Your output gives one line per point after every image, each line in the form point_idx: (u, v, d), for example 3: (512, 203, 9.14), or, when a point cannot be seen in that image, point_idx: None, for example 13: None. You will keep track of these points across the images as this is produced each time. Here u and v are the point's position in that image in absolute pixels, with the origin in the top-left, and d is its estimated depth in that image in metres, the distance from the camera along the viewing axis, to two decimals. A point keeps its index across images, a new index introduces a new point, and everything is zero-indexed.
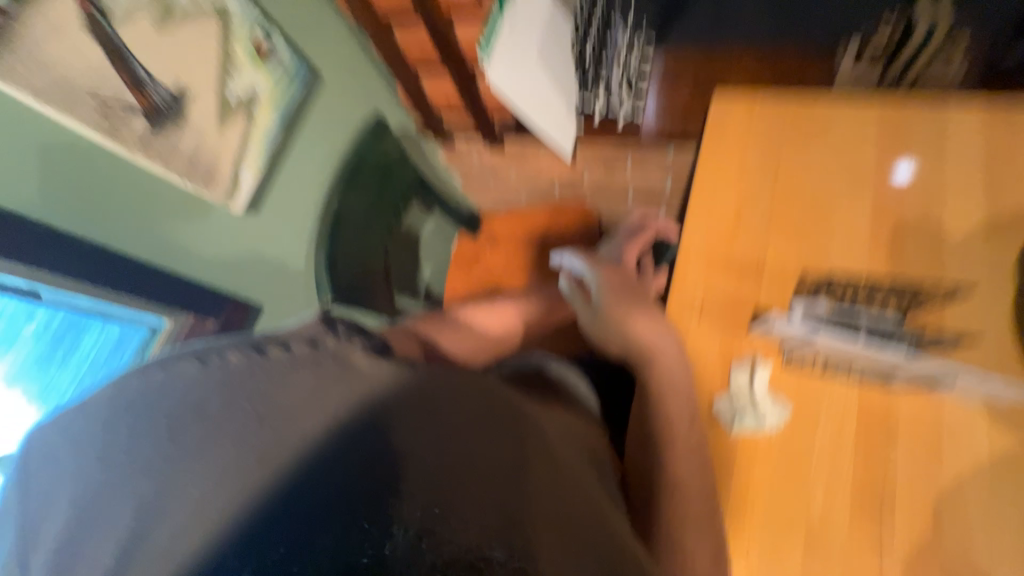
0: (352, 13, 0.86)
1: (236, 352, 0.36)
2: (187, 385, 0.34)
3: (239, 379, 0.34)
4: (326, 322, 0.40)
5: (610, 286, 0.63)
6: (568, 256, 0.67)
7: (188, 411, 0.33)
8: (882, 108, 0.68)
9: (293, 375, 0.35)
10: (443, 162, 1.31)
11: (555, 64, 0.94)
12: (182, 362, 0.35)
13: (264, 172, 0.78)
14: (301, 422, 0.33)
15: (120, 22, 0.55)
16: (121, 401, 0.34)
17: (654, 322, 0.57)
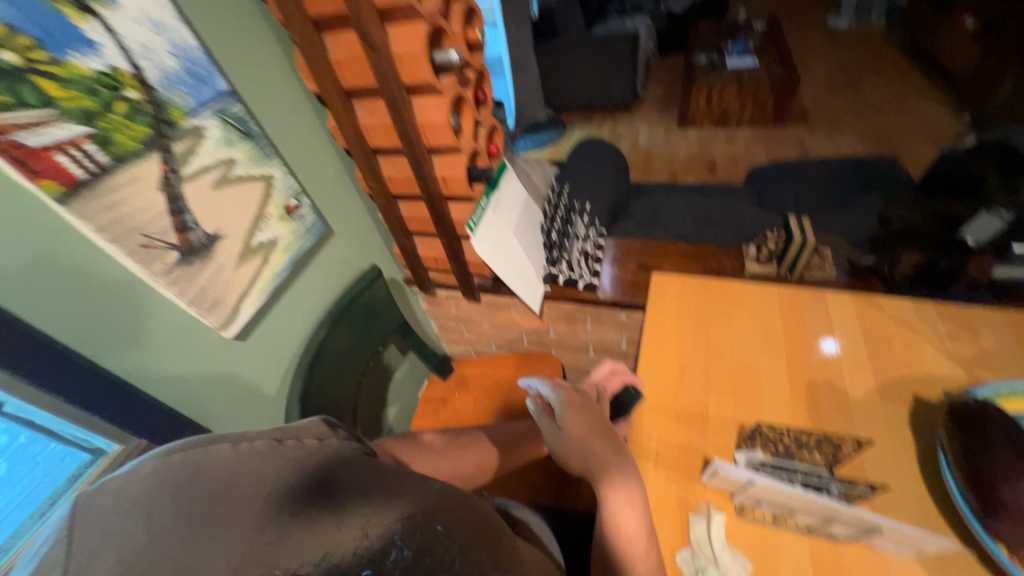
0: (369, 190, 1.07)
1: (262, 439, 0.43)
2: (223, 460, 0.40)
3: (265, 456, 0.41)
4: (327, 423, 0.48)
5: (576, 404, 0.61)
6: (533, 378, 0.64)
7: (225, 479, 0.38)
8: (779, 295, 0.88)
9: (310, 449, 0.43)
10: (422, 310, 1.48)
11: (526, 241, 1.20)
12: (216, 443, 0.41)
13: (263, 305, 0.86)
14: (318, 491, 0.40)
15: (187, 183, 0.69)
16: (152, 472, 0.38)
17: (610, 444, 0.58)
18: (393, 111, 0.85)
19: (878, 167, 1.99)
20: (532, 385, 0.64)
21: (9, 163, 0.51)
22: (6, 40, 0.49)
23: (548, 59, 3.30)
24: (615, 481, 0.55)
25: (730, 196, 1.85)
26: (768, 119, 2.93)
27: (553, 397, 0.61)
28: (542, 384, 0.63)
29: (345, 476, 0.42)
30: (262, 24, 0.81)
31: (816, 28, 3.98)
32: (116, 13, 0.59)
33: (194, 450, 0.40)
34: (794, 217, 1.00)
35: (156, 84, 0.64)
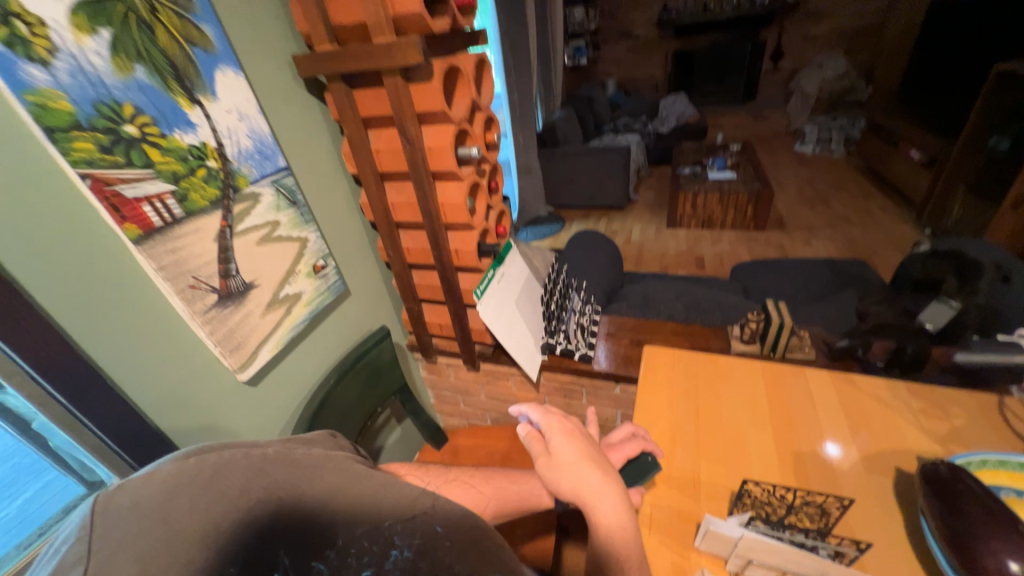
0: (387, 259, 1.19)
1: (263, 448, 0.53)
2: (234, 464, 0.50)
3: (260, 464, 0.51)
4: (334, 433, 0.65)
5: (566, 431, 0.63)
6: (525, 404, 0.67)
7: (236, 481, 0.49)
8: (763, 369, 0.95)
9: (312, 455, 0.54)
10: (421, 377, 1.53)
11: (526, 312, 1.29)
12: (228, 449, 0.51)
13: (278, 353, 0.92)
14: (307, 490, 0.52)
15: (238, 238, 0.80)
16: (173, 475, 0.47)
17: (599, 471, 0.58)
18: (419, 192, 1.00)
19: (851, 269, 2.16)
20: (524, 412, 0.67)
21: (106, 209, 0.61)
22: (133, 117, 0.63)
23: (551, 164, 3.73)
24: (607, 517, 0.55)
25: (717, 287, 1.99)
26: (749, 224, 3.22)
27: (543, 422, 0.64)
28: (533, 410, 0.66)
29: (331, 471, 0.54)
30: (320, 120, 0.99)
31: (786, 153, 4.55)
32: (215, 105, 0.75)
33: (208, 455, 0.50)
34: (771, 300, 1.13)
35: (232, 157, 0.78)
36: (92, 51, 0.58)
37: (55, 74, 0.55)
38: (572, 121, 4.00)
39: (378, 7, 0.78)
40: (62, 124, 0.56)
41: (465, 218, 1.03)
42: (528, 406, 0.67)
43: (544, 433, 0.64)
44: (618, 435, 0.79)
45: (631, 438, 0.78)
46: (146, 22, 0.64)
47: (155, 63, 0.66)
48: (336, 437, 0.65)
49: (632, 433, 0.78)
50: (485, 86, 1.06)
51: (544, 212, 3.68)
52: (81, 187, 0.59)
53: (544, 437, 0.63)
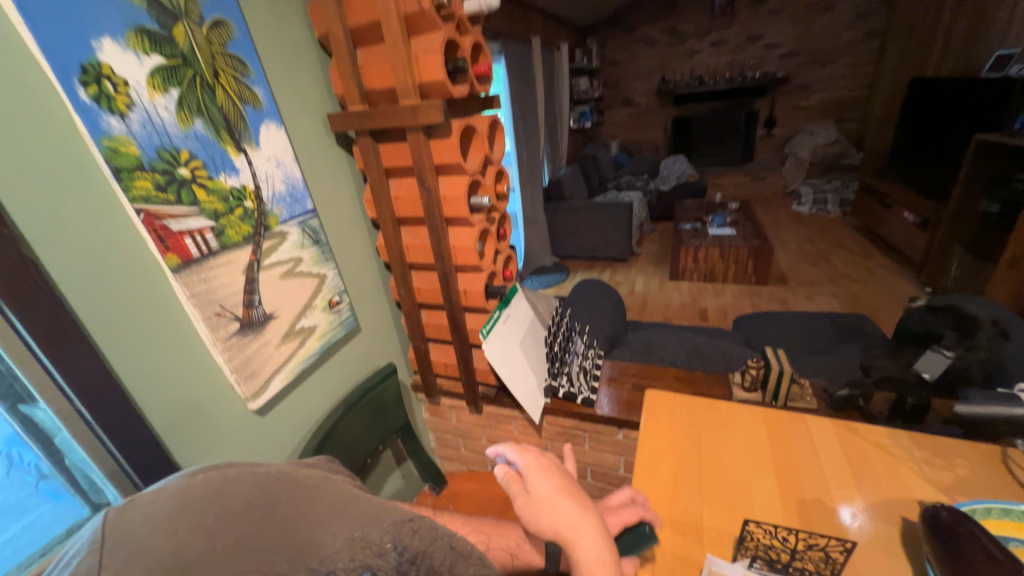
0: (398, 298, 1.24)
1: (270, 467, 0.56)
2: (241, 482, 0.52)
3: (267, 482, 0.54)
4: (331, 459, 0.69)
5: (542, 465, 0.63)
6: (501, 444, 0.66)
7: (242, 498, 0.51)
8: (764, 414, 0.96)
9: (313, 478, 0.57)
10: (423, 418, 1.53)
11: (529, 354, 1.31)
12: (235, 467, 0.54)
13: (288, 384, 0.94)
14: (314, 504, 0.54)
15: (264, 271, 0.86)
16: (184, 489, 0.49)
17: (575, 503, 0.58)
18: (432, 235, 1.07)
19: (854, 323, 2.18)
20: (501, 452, 0.66)
21: (153, 240, 0.67)
22: (187, 162, 0.71)
23: (557, 217, 3.89)
24: (583, 551, 0.55)
25: (720, 337, 2.01)
26: (751, 278, 3.28)
27: (519, 460, 0.63)
28: (509, 449, 0.65)
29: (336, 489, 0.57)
30: (346, 169, 1.09)
31: (784, 212, 4.72)
32: (257, 154, 0.84)
33: (215, 471, 0.52)
34: (770, 347, 1.15)
35: (266, 199, 0.86)
36: (162, 106, 0.68)
37: (129, 124, 0.64)
38: (578, 178, 4.22)
39: (408, 76, 0.89)
40: (128, 166, 0.64)
41: (474, 260, 1.10)
42: (503, 446, 0.65)
43: (521, 471, 0.63)
44: (616, 499, 0.76)
45: (630, 502, 0.75)
46: (209, 85, 0.74)
47: (211, 117, 0.75)
48: (333, 463, 0.69)
49: (632, 498, 0.75)
50: (497, 143, 1.16)
51: (549, 262, 3.78)
52: (134, 220, 0.66)
53: (521, 475, 0.62)
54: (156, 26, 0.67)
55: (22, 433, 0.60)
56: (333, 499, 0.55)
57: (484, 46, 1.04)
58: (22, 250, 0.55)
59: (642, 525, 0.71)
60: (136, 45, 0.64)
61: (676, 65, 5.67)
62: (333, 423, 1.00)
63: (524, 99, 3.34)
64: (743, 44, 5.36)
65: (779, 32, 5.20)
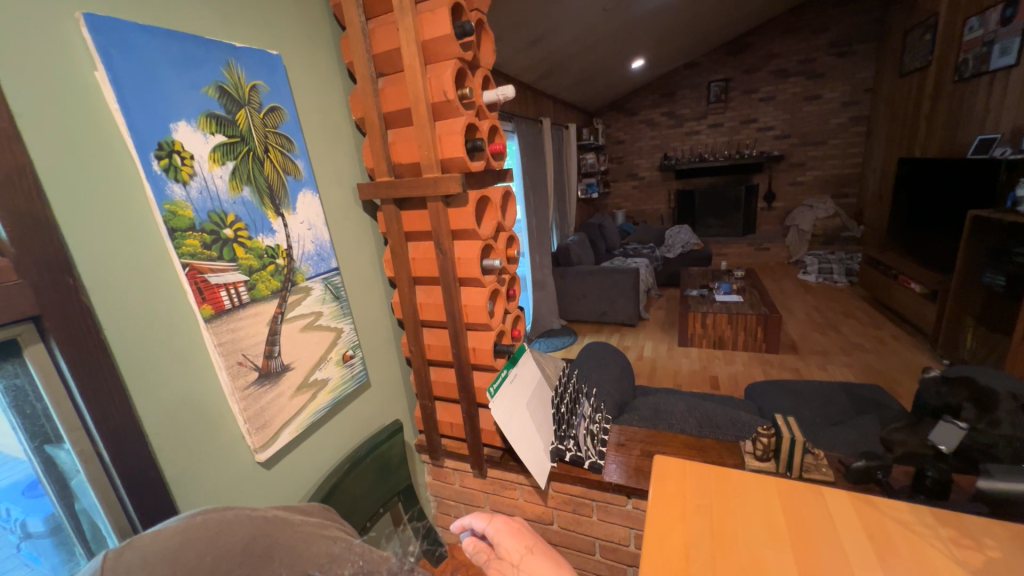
0: (408, 355, 1.27)
1: (267, 512, 0.57)
2: (239, 526, 0.52)
3: (261, 524, 0.54)
4: (324, 509, 0.69)
5: (508, 527, 0.64)
6: (466, 516, 0.68)
7: (240, 538, 0.51)
8: (779, 484, 0.93)
9: (308, 524, 0.59)
10: (424, 481, 1.48)
11: (537, 416, 1.31)
12: (231, 510, 0.54)
13: (296, 438, 0.95)
14: (312, 545, 0.56)
15: (287, 323, 0.91)
16: (184, 530, 0.49)
17: (551, 562, 0.56)
18: (445, 294, 1.12)
19: (870, 393, 2.12)
20: (468, 523, 0.68)
21: (193, 292, 0.74)
22: (232, 224, 0.79)
23: (565, 281, 3.99)
24: None
25: (732, 405, 1.97)
26: (761, 345, 3.25)
27: (487, 527, 0.65)
28: (476, 518, 0.67)
29: (331, 534, 0.60)
30: (370, 232, 1.18)
31: (790, 280, 4.78)
32: (293, 217, 0.93)
33: (215, 514, 0.52)
34: (780, 415, 1.13)
35: (296, 258, 0.93)
36: (218, 176, 0.77)
37: (188, 191, 0.73)
38: (585, 244, 4.39)
39: (431, 153, 1.00)
40: (181, 226, 0.72)
41: (484, 319, 1.14)
42: (467, 518, 0.68)
43: (489, 539, 0.64)
44: None
45: None
46: (260, 159, 0.85)
47: (257, 186, 0.85)
48: (326, 511, 0.69)
49: None
50: (509, 211, 1.25)
51: (557, 324, 3.82)
52: (179, 273, 0.72)
53: (491, 542, 0.63)
54: (223, 112, 0.79)
55: (43, 474, 0.62)
56: (330, 538, 0.58)
57: (499, 128, 1.17)
58: (81, 298, 0.61)
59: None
60: (205, 126, 0.75)
61: (676, 144, 6.10)
62: (335, 480, 1.01)
63: (534, 172, 3.59)
64: (738, 126, 5.79)
65: (771, 117, 5.63)
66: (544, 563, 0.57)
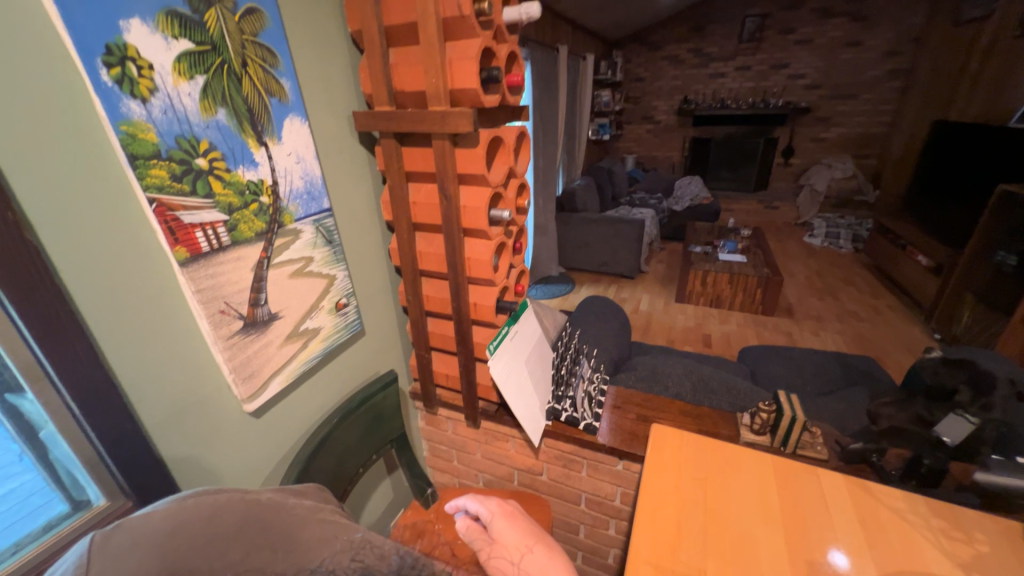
0: (405, 304, 1.21)
1: (265, 494, 0.51)
2: (229, 508, 0.47)
3: (257, 504, 0.49)
4: (320, 490, 0.62)
5: (506, 511, 0.64)
6: (461, 496, 0.68)
7: (231, 523, 0.46)
8: (773, 460, 0.92)
9: (303, 505, 0.52)
10: (418, 427, 1.50)
11: (535, 374, 1.28)
12: (223, 493, 0.49)
13: (286, 387, 0.91)
14: (314, 527, 0.50)
15: (273, 270, 0.83)
16: (176, 511, 0.44)
17: (544, 549, 0.56)
18: (448, 245, 1.03)
19: (861, 364, 2.14)
20: (463, 504, 0.68)
21: (163, 231, 0.64)
22: (206, 152, 0.68)
23: (567, 228, 3.88)
24: None
25: (725, 369, 1.98)
26: (758, 308, 3.24)
27: (482, 509, 0.65)
28: (471, 500, 0.66)
29: (332, 515, 0.54)
30: (367, 170, 1.06)
31: (795, 242, 4.69)
32: (278, 148, 0.81)
33: (207, 496, 0.47)
34: (783, 392, 1.11)
35: (283, 196, 0.83)
36: (185, 93, 0.65)
37: (150, 110, 0.61)
38: (591, 190, 4.21)
39: (439, 81, 0.86)
40: (144, 153, 0.61)
41: (489, 274, 1.06)
42: (465, 497, 0.68)
43: (484, 521, 0.64)
44: None
45: None
46: (236, 73, 0.72)
47: (235, 108, 0.72)
48: (321, 492, 0.63)
49: None
50: (522, 155, 1.13)
51: (555, 272, 3.78)
52: (145, 209, 0.62)
53: (483, 525, 0.63)
54: (188, 10, 0.64)
55: (9, 424, 0.57)
56: (330, 519, 0.52)
57: (518, 56, 1.01)
58: (25, 236, 0.52)
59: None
60: (165, 27, 0.61)
61: (698, 86, 5.66)
62: (328, 431, 0.99)
63: (545, 107, 3.32)
64: (768, 70, 5.34)
65: (805, 63, 5.17)
66: (542, 551, 0.56)
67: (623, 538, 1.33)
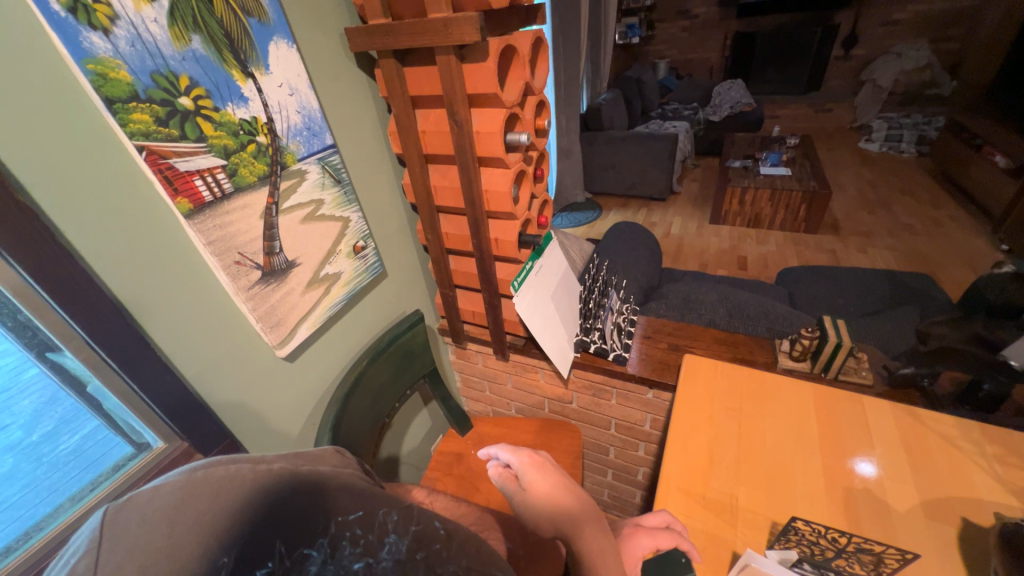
0: (424, 241, 1.17)
1: (279, 463, 0.48)
2: (243, 480, 0.43)
3: (273, 477, 0.45)
4: (337, 451, 0.58)
5: (536, 464, 0.62)
6: (493, 444, 0.66)
7: (239, 500, 0.42)
8: (817, 388, 0.88)
9: (319, 472, 0.49)
10: (449, 361, 1.54)
11: (562, 307, 1.26)
12: (237, 463, 0.45)
13: (315, 332, 0.93)
14: (324, 496, 0.46)
15: (284, 216, 0.80)
16: (190, 485, 0.40)
17: (576, 498, 0.59)
18: (463, 178, 0.95)
19: (914, 282, 1.99)
20: (494, 454, 0.66)
21: (160, 181, 0.61)
22: (188, 89, 0.62)
23: (593, 150, 3.62)
24: (591, 540, 0.54)
25: (760, 292, 1.89)
26: (800, 226, 3.02)
27: (513, 459, 0.63)
28: (502, 449, 0.65)
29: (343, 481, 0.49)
30: (370, 98, 0.96)
31: (847, 149, 4.23)
32: (267, 79, 0.73)
33: (219, 468, 0.43)
34: (828, 317, 1.04)
35: (281, 133, 0.77)
36: (151, 20, 0.57)
37: (115, 42, 0.54)
38: (617, 105, 3.84)
39: None
40: (120, 95, 0.55)
41: (509, 207, 0.99)
42: (497, 447, 0.66)
43: (516, 471, 0.63)
44: None
45: None
46: None
47: (210, 33, 0.64)
48: (342, 453, 0.59)
49: None
50: (539, 68, 0.99)
51: (581, 198, 3.61)
52: (137, 159, 0.58)
53: (515, 473, 0.62)
54: None
55: (55, 378, 0.60)
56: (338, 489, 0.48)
57: None
58: (20, 202, 0.50)
59: (678, 556, 0.64)
60: None
61: None
62: (361, 370, 1.02)
63: None
64: None
65: None
66: (574, 496, 0.60)
67: (652, 459, 1.37)
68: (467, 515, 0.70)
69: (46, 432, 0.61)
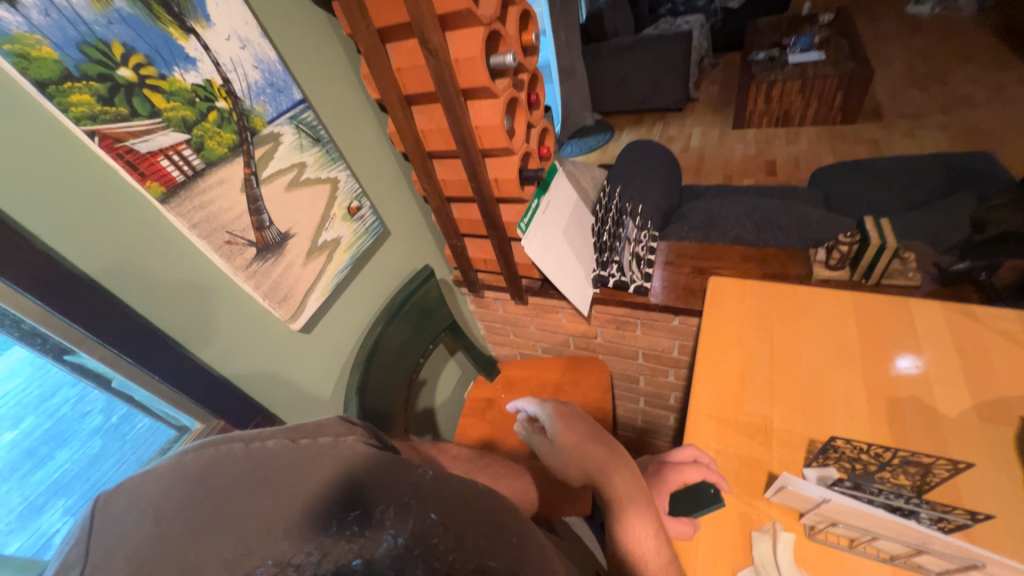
0: (422, 192, 1.11)
1: (276, 439, 0.38)
2: (231, 462, 0.36)
3: (265, 455, 0.36)
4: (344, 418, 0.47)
5: (563, 416, 0.62)
6: (522, 399, 0.67)
7: (227, 483, 0.34)
8: (856, 297, 0.81)
9: (321, 444, 0.38)
10: (470, 311, 1.54)
11: (575, 243, 1.20)
12: (231, 442, 0.38)
13: (325, 301, 0.92)
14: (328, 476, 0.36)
15: (266, 186, 0.76)
16: (175, 471, 0.35)
17: (603, 449, 0.57)
18: (450, 117, 0.86)
19: (971, 163, 1.78)
20: (523, 407, 0.67)
21: (123, 167, 0.57)
22: (125, 58, 0.56)
23: (598, 64, 3.29)
24: (619, 482, 0.54)
25: (792, 198, 1.75)
26: (836, 117, 2.72)
27: (540, 412, 0.64)
28: (528, 402, 0.66)
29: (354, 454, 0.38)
30: (332, 38, 0.86)
31: (892, 17, 3.67)
32: (211, 33, 0.65)
33: (212, 449, 0.37)
34: (870, 216, 0.95)
35: (242, 95, 0.70)
36: None
37: (26, 13, 0.48)
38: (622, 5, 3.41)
39: None
40: (51, 74, 0.50)
41: (504, 141, 0.90)
42: (524, 401, 0.66)
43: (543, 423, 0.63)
44: None
45: None
46: None
47: None
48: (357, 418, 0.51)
49: None
50: None
51: (590, 121, 3.35)
52: (91, 145, 0.54)
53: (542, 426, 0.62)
54: None
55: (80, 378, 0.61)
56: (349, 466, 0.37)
57: None
58: None
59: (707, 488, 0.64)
60: None
61: None
62: (379, 331, 1.03)
63: None
64: None
65: None
66: (599, 443, 0.58)
67: (683, 383, 1.37)
68: (497, 462, 0.71)
69: (121, 415, 0.68)
